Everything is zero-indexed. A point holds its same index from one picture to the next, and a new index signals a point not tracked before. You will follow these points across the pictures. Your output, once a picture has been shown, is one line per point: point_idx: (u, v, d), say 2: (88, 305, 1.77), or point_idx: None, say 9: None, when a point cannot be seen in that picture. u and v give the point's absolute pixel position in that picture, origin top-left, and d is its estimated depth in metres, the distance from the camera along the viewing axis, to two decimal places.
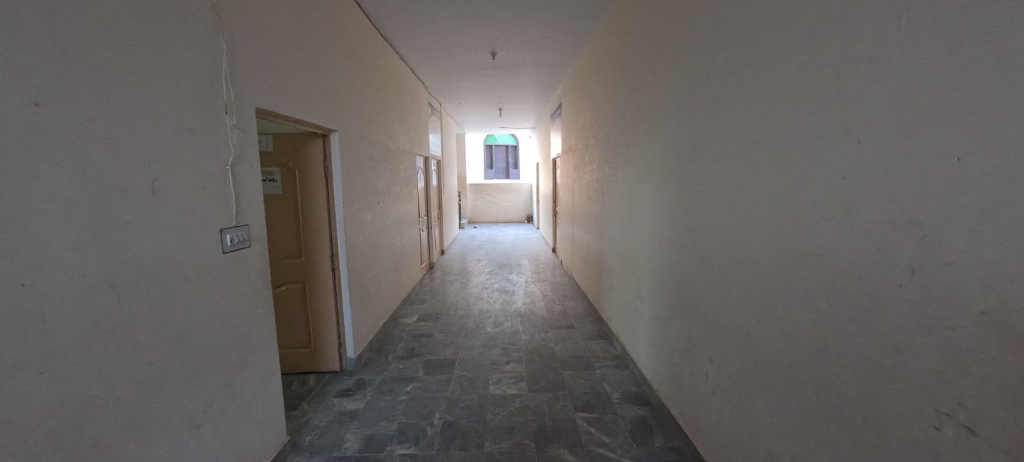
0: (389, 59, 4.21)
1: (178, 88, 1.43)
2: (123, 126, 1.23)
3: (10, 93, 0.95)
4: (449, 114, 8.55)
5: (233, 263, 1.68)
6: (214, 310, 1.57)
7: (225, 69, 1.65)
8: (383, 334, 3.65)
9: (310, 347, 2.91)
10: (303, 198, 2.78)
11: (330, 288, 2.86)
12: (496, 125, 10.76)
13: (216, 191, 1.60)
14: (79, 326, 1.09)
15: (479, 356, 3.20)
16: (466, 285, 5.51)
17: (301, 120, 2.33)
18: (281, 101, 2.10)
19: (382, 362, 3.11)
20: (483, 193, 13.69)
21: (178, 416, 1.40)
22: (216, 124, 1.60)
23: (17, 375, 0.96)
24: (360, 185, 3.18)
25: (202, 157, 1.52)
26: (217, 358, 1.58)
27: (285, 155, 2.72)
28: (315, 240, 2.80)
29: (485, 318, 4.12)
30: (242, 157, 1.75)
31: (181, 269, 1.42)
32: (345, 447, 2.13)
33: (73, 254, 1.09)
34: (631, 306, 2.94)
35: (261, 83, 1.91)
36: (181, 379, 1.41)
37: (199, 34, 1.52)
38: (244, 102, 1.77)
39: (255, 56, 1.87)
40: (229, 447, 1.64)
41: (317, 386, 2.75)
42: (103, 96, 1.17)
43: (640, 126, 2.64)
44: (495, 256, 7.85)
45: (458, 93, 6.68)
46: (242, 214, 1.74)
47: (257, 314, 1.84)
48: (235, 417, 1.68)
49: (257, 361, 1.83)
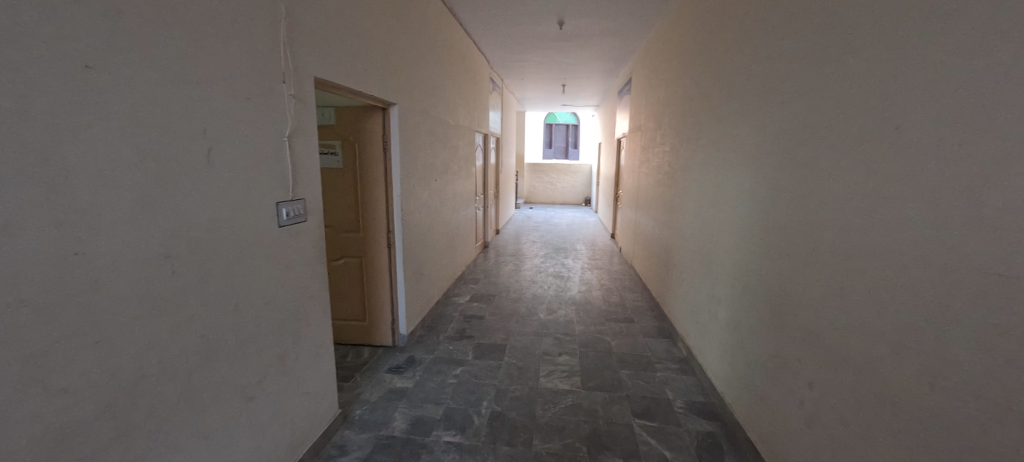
0: (452, 30, 4.07)
1: (236, 54, 1.37)
2: (175, 89, 1.16)
3: (57, 51, 0.90)
4: (509, 90, 8.30)
5: (288, 238, 1.66)
6: (269, 283, 1.57)
7: (285, 34, 1.59)
8: (435, 311, 3.65)
9: (365, 321, 2.97)
10: (362, 173, 2.75)
11: (386, 264, 2.85)
12: (556, 102, 10.32)
13: (274, 162, 1.57)
14: (134, 297, 1.08)
15: (531, 345, 3.07)
16: (519, 267, 5.41)
17: (362, 92, 2.27)
18: (341, 72, 2.03)
19: (433, 341, 3.10)
20: (542, 172, 13.42)
21: (231, 386, 1.41)
22: (274, 94, 1.55)
23: (61, 347, 0.94)
24: (419, 162, 3.11)
25: (260, 127, 1.49)
26: (270, 331, 1.58)
27: (346, 127, 2.69)
28: (373, 215, 2.78)
29: (538, 304, 3.97)
30: (300, 129, 1.71)
31: (237, 242, 1.40)
32: (393, 426, 2.12)
33: (129, 224, 1.06)
34: (703, 308, 2.62)
35: (321, 51, 1.85)
36: (234, 353, 1.42)
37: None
38: (302, 70, 1.71)
39: (315, 22, 1.79)
40: (280, 419, 1.67)
41: (368, 359, 2.80)
42: (160, 56, 1.12)
43: (736, 101, 2.25)
44: (550, 238, 7.66)
45: (521, 67, 6.40)
46: (299, 188, 1.72)
47: (311, 288, 1.84)
48: (286, 391, 1.70)
49: (309, 336, 1.84)
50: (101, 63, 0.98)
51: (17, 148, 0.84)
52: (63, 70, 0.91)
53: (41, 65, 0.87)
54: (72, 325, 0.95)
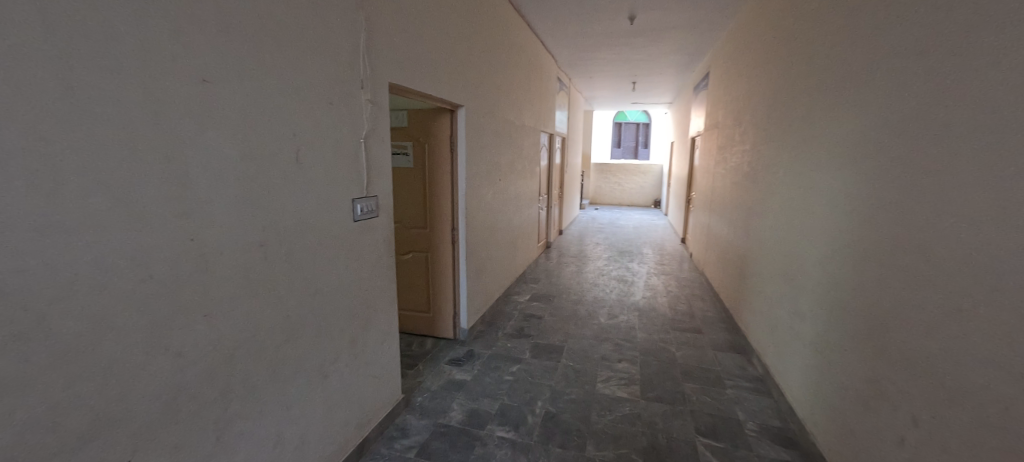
0: (520, 32, 4.12)
1: (320, 65, 1.52)
2: (270, 98, 1.33)
3: (184, 68, 1.07)
4: (577, 89, 8.19)
5: (361, 231, 1.82)
6: (343, 273, 1.72)
7: (363, 45, 1.73)
8: (495, 308, 3.73)
9: (429, 313, 3.12)
10: (430, 172, 2.89)
11: (449, 260, 2.97)
12: (626, 100, 9.97)
13: (351, 162, 1.72)
14: (234, 279, 1.26)
15: (589, 348, 3.02)
16: (580, 269, 5.32)
17: (432, 96, 2.39)
18: (414, 77, 2.16)
19: (492, 337, 3.17)
20: (608, 173, 13.06)
21: (308, 363, 1.58)
22: (352, 100, 1.70)
23: (179, 319, 1.12)
24: (484, 162, 3.19)
25: (339, 131, 1.64)
26: (343, 316, 1.74)
27: (417, 129, 2.85)
28: (439, 213, 2.92)
29: (598, 308, 3.87)
30: (374, 131, 1.85)
31: (316, 234, 1.57)
32: (450, 415, 2.21)
33: (232, 215, 1.24)
34: (784, 323, 2.36)
35: (396, 58, 1.98)
36: (312, 333, 1.59)
37: (340, 13, 1.60)
38: (378, 77, 1.85)
39: (391, 32, 1.92)
40: (349, 396, 1.83)
41: (431, 349, 2.94)
42: (259, 70, 1.28)
43: (831, 94, 1.99)
44: (614, 240, 7.42)
45: (590, 65, 6.28)
46: (372, 186, 1.87)
47: (381, 279, 1.99)
48: (356, 372, 1.86)
49: (377, 323, 1.99)
50: (215, 77, 1.15)
51: (150, 147, 1.01)
52: (185, 81, 1.07)
53: (171, 80, 1.04)
54: (186, 300, 1.13)
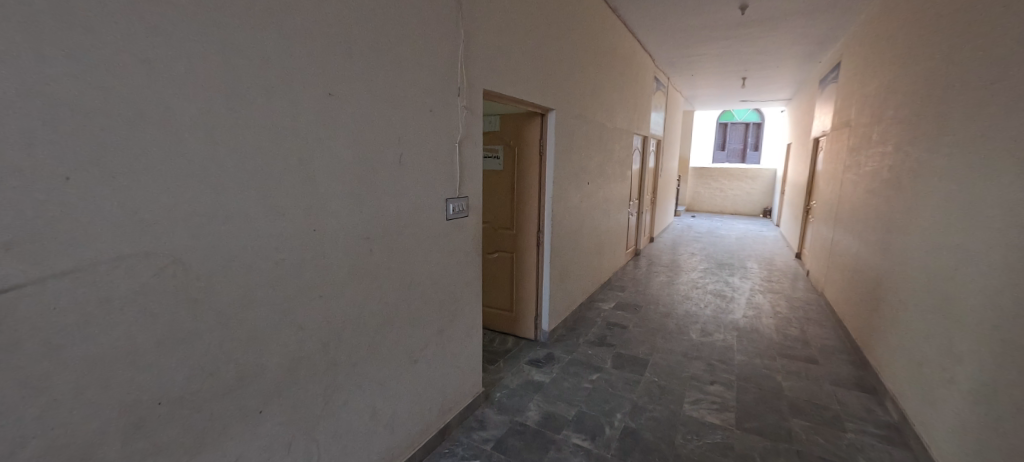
0: (616, 32, 4.00)
1: (422, 76, 1.68)
2: (380, 108, 1.51)
3: (315, 85, 1.28)
4: (676, 88, 7.68)
5: (453, 230, 1.95)
6: (435, 267, 1.87)
7: (461, 55, 1.86)
8: (578, 314, 3.68)
9: (511, 312, 3.21)
10: (518, 175, 2.96)
11: (534, 261, 3.01)
12: (734, 98, 9.06)
13: (446, 165, 1.85)
14: (345, 266, 1.45)
15: (677, 365, 2.81)
16: (672, 280, 4.97)
17: (525, 100, 2.44)
18: (508, 83, 2.24)
19: (573, 342, 3.13)
20: (709, 178, 11.99)
21: (401, 346, 1.75)
22: (449, 106, 1.83)
23: (303, 297, 1.33)
24: (572, 165, 3.17)
25: (437, 136, 1.78)
26: (433, 307, 1.89)
27: (508, 133, 2.94)
28: (525, 215, 2.98)
29: (690, 323, 3.58)
30: (468, 136, 1.97)
31: (414, 230, 1.73)
32: (527, 415, 2.24)
33: (346, 211, 1.43)
34: (933, 364, 1.93)
35: (491, 66, 2.08)
36: (406, 321, 1.75)
37: (442, 27, 1.74)
38: (474, 85, 1.97)
39: (487, 41, 2.02)
40: (435, 382, 1.98)
41: (512, 348, 3.02)
42: (371, 83, 1.47)
43: (1015, 81, 1.58)
44: (713, 251, 6.79)
45: (692, 62, 5.84)
46: (464, 187, 1.99)
47: (468, 276, 2.11)
48: (442, 360, 2.00)
49: (463, 317, 2.11)
50: (338, 91, 1.35)
51: (288, 151, 1.23)
52: (315, 96, 1.28)
53: (304, 94, 1.25)
54: (307, 280, 1.34)
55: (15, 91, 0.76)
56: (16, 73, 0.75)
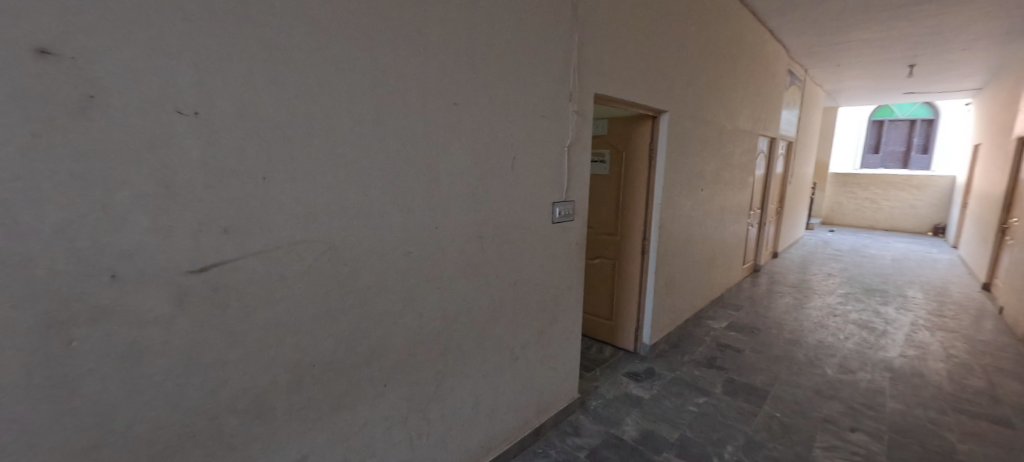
0: (744, 23, 3.61)
1: (536, 83, 1.73)
2: (497, 115, 1.60)
3: (443, 97, 1.42)
4: (816, 81, 6.63)
5: (557, 233, 1.97)
6: (538, 269, 1.91)
7: (574, 60, 1.87)
8: (683, 330, 3.41)
9: (611, 321, 3.12)
10: (625, 180, 2.86)
11: (637, 270, 2.88)
12: (896, 91, 7.48)
13: (554, 169, 1.88)
14: (459, 262, 1.57)
15: (805, 402, 2.42)
16: (800, 303, 4.30)
17: (637, 103, 2.35)
18: (621, 86, 2.18)
19: (677, 360, 2.91)
20: (856, 186, 10.09)
21: (504, 342, 1.83)
22: (560, 111, 1.85)
23: (423, 288, 1.48)
24: (685, 170, 2.95)
25: (547, 141, 1.82)
26: (534, 307, 1.93)
27: (616, 136, 2.85)
28: (631, 221, 2.86)
29: (824, 356, 3.05)
30: (577, 140, 1.97)
31: (521, 232, 1.79)
32: (623, 429, 2.16)
33: (463, 211, 1.55)
34: None
35: (604, 70, 2.05)
36: (509, 319, 1.82)
37: (558, 34, 1.77)
38: (586, 89, 1.96)
39: (601, 44, 2.00)
40: (533, 381, 2.02)
41: (609, 358, 2.93)
42: (490, 92, 1.56)
43: None
44: (858, 273, 5.69)
45: (840, 51, 4.98)
46: (570, 191, 1.99)
47: (570, 280, 2.11)
48: (540, 360, 2.04)
49: (562, 320, 2.12)
50: (461, 101, 1.47)
51: (418, 157, 1.38)
52: (442, 106, 1.42)
53: (433, 105, 1.39)
54: (428, 272, 1.48)
55: (236, 113, 1.01)
56: (238, 99, 1.01)
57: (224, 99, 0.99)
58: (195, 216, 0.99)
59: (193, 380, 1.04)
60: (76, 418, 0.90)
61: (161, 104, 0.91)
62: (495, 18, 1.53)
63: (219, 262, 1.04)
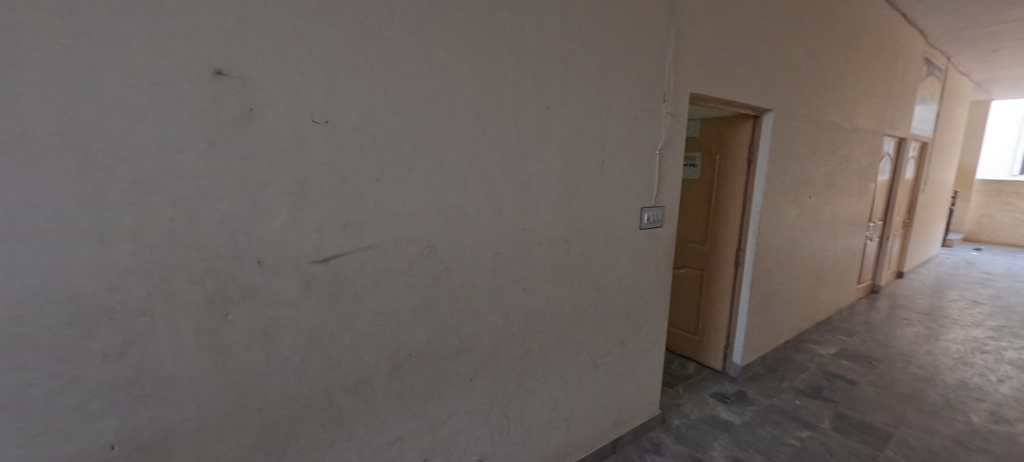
0: (872, 7, 3.14)
1: (630, 84, 1.67)
2: (589, 118, 1.58)
3: (537, 101, 1.44)
4: (963, 71, 5.56)
5: (644, 240, 1.89)
6: (623, 276, 1.85)
7: (671, 59, 1.78)
8: (781, 353, 3.06)
9: (696, 335, 2.92)
10: (719, 185, 2.65)
11: (729, 283, 2.66)
12: None
13: (645, 173, 1.81)
14: (545, 265, 1.59)
15: (943, 452, 2.03)
16: (935, 334, 3.62)
17: (737, 102, 2.17)
18: (720, 84, 2.03)
19: (773, 385, 2.62)
20: (1014, 196, 8.26)
21: (585, 349, 1.80)
22: (654, 113, 1.78)
23: (509, 288, 1.51)
24: (791, 175, 2.65)
25: (639, 144, 1.76)
26: (618, 315, 1.88)
27: (710, 138, 2.65)
28: (724, 230, 2.65)
29: (969, 400, 2.54)
30: (670, 142, 1.88)
31: (607, 238, 1.75)
32: (710, 453, 2.00)
33: (551, 215, 1.56)
34: None
35: (703, 67, 1.92)
36: (592, 325, 1.79)
37: (655, 32, 1.70)
38: (682, 89, 1.86)
39: (701, 41, 1.88)
40: (612, 392, 1.96)
41: (693, 375, 2.74)
42: (582, 96, 1.55)
43: None
44: (1017, 303, 4.65)
45: (1002, 32, 4.12)
46: (660, 196, 1.91)
47: (656, 289, 2.01)
48: (621, 371, 1.97)
49: (646, 331, 2.03)
50: (553, 106, 1.48)
51: (511, 160, 1.42)
52: (535, 111, 1.44)
53: (527, 110, 1.42)
54: (515, 274, 1.51)
55: (359, 121, 1.13)
56: (360, 109, 1.12)
57: (348, 108, 1.11)
58: (321, 212, 1.12)
59: (315, 357, 1.18)
60: (228, 380, 1.07)
61: (301, 115, 1.05)
62: (591, 20, 1.51)
63: (338, 254, 1.16)
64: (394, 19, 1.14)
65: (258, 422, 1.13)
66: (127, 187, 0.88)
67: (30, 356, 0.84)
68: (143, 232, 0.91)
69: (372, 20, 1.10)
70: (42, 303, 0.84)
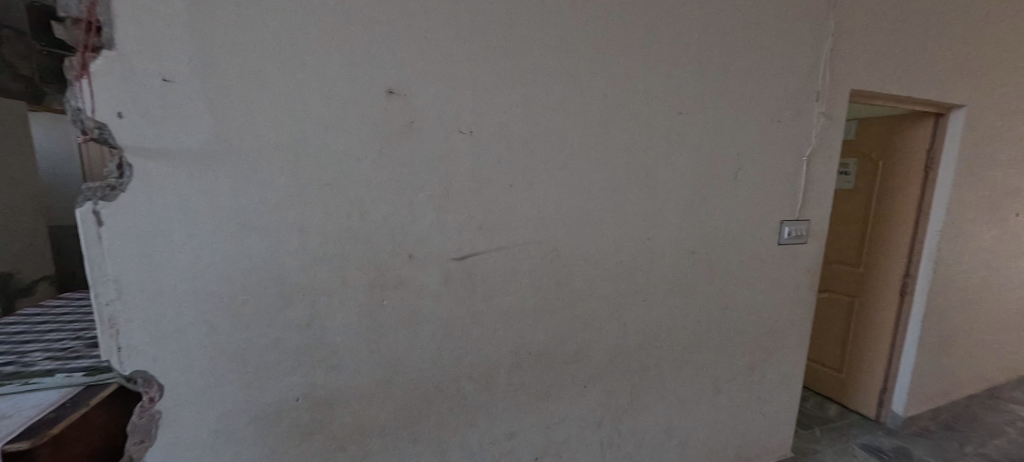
0: None
1: (775, 84, 1.51)
2: (727, 122, 1.47)
3: (670, 106, 1.38)
4: None
5: (783, 257, 1.68)
6: (755, 295, 1.67)
7: (829, 53, 1.56)
8: (962, 409, 2.44)
9: (840, 373, 2.50)
10: (880, 197, 2.23)
11: (890, 315, 2.23)
12: None
13: (788, 182, 1.62)
14: (669, 277, 1.51)
15: None
16: None
17: (914, 98, 1.81)
18: (893, 78, 1.71)
19: (951, 447, 2.11)
20: None
21: (707, 370, 1.66)
22: (803, 114, 1.58)
23: (629, 298, 1.48)
24: (989, 186, 2.12)
25: (782, 150, 1.58)
26: (746, 338, 1.70)
27: (871, 141, 2.26)
28: (885, 251, 2.23)
29: None
30: (822, 147, 1.64)
31: (739, 252, 1.60)
32: None
33: (677, 224, 1.48)
34: None
35: (870, 59, 1.64)
36: (715, 345, 1.65)
37: (810, 24, 1.51)
38: (841, 86, 1.62)
39: (869, 28, 1.61)
40: (735, 422, 1.78)
41: (835, 419, 2.35)
42: (720, 99, 1.44)
43: None
44: None
45: None
46: (806, 208, 1.68)
47: (794, 313, 1.77)
48: (747, 401, 1.78)
49: (780, 359, 1.80)
50: (687, 110, 1.41)
51: (638, 168, 1.39)
52: (666, 117, 1.38)
53: (659, 115, 1.37)
54: (636, 283, 1.47)
55: (498, 130, 1.22)
56: (500, 120, 1.21)
57: (490, 119, 1.20)
58: (461, 213, 1.23)
59: (448, 346, 1.30)
60: (380, 357, 1.23)
61: (451, 126, 1.17)
62: (734, 16, 1.40)
63: (473, 253, 1.26)
64: (535, 33, 1.20)
65: (400, 398, 1.28)
66: (321, 188, 1.08)
67: (250, 319, 1.08)
68: (329, 225, 1.10)
69: (516, 36, 1.18)
70: (261, 277, 1.07)
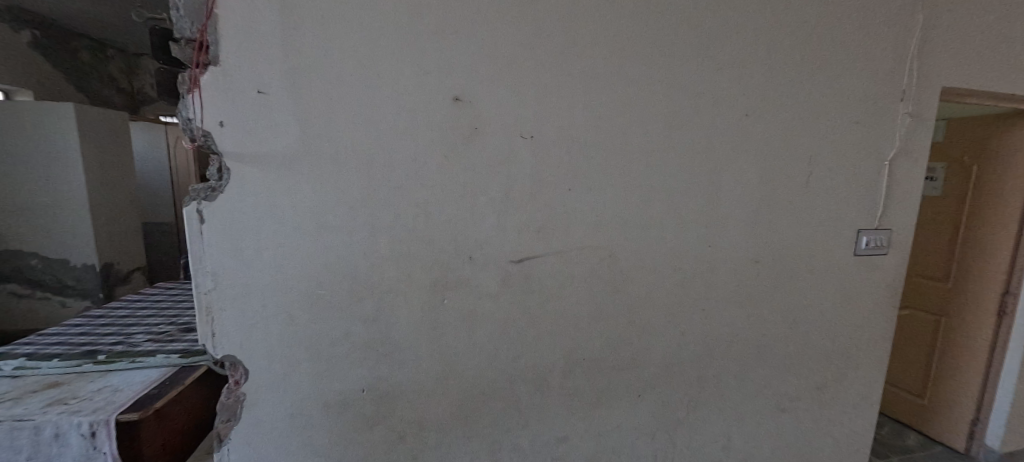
0: None
1: (853, 83, 1.41)
2: (799, 125, 1.39)
3: (736, 108, 1.33)
4: None
5: (860, 268, 1.56)
6: (827, 308, 1.56)
7: (917, 48, 1.44)
8: None
9: (923, 399, 2.27)
10: (974, 205, 2.02)
11: (985, 337, 2.00)
12: None
13: (867, 188, 1.50)
14: (731, 286, 1.45)
15: None
16: None
17: (1019, 95, 1.63)
18: (993, 73, 1.55)
19: None
20: None
21: (771, 386, 1.57)
22: (886, 115, 1.46)
23: (688, 306, 1.43)
24: None
25: (861, 153, 1.47)
26: (815, 354, 1.59)
27: (964, 144, 2.05)
28: (980, 265, 2.01)
29: None
30: (907, 151, 1.51)
31: (810, 262, 1.50)
32: None
33: (742, 231, 1.42)
34: None
35: (966, 53, 1.50)
36: (781, 360, 1.56)
37: (894, 17, 1.40)
38: (930, 83, 1.48)
39: (965, 19, 1.47)
40: (801, 443, 1.67)
41: (916, 450, 2.14)
42: (791, 100, 1.37)
43: None
44: None
45: None
46: (887, 217, 1.55)
47: (872, 329, 1.64)
48: (815, 421, 1.66)
49: (853, 379, 1.67)
50: (755, 112, 1.35)
51: (701, 172, 1.35)
52: (732, 120, 1.34)
53: (724, 118, 1.33)
54: (696, 292, 1.42)
55: (558, 135, 1.23)
56: (561, 124, 1.22)
57: (551, 123, 1.22)
58: (520, 217, 1.25)
59: (504, 346, 1.32)
60: (440, 354, 1.27)
61: (513, 131, 1.19)
62: (808, 13, 1.33)
63: (530, 256, 1.28)
64: (597, 37, 1.20)
65: (457, 395, 1.31)
66: (390, 191, 1.14)
67: (324, 313, 1.16)
68: (397, 226, 1.16)
69: (578, 41, 1.19)
70: (335, 274, 1.15)
